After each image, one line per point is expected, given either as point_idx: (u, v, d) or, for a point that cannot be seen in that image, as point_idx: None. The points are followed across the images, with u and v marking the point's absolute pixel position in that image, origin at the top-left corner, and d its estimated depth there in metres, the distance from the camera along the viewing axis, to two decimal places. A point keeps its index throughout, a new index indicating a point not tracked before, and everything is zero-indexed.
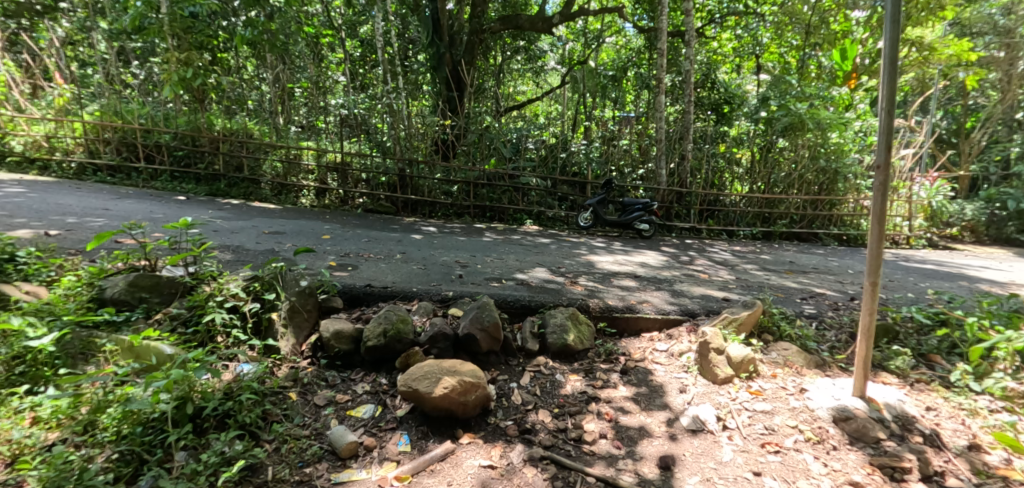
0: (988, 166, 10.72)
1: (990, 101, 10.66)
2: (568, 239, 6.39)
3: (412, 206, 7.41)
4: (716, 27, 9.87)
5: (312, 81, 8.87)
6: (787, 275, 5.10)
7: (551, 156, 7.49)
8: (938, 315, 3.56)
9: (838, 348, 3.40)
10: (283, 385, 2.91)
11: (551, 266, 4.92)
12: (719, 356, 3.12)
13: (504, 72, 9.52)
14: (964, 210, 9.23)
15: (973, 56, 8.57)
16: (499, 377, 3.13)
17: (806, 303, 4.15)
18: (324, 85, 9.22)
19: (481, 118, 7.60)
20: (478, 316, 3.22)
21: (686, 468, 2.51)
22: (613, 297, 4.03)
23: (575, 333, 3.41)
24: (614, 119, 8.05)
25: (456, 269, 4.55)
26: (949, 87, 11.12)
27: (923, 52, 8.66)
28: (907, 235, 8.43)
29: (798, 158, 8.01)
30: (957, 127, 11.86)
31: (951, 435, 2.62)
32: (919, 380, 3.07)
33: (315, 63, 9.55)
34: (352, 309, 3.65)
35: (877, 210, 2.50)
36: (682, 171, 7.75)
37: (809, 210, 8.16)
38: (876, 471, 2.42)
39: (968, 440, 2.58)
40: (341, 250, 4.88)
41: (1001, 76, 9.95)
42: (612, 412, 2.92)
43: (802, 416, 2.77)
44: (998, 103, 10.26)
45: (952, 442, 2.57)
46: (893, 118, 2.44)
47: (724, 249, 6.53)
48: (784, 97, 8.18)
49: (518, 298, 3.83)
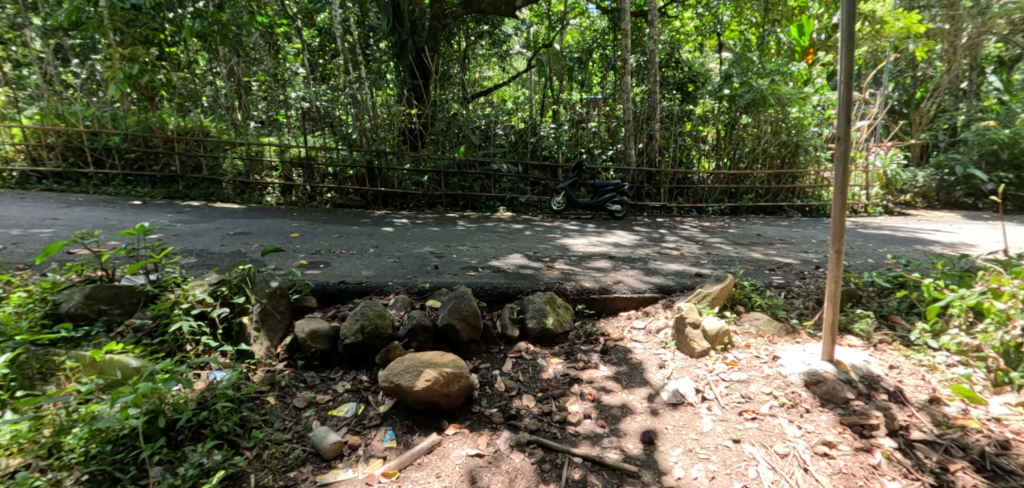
0: (937, 133, 11.21)
1: (938, 72, 11.02)
2: (541, 224, 6.40)
3: (382, 199, 7.29)
4: (679, 6, 9.93)
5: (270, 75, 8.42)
6: (756, 247, 5.29)
7: (521, 141, 7.51)
8: (896, 278, 3.80)
9: (806, 315, 3.57)
10: (260, 389, 2.87)
11: (527, 251, 4.94)
12: (696, 330, 3.22)
13: (470, 58, 9.39)
14: (916, 177, 9.73)
15: (923, 28, 8.90)
16: (481, 365, 3.16)
17: (775, 274, 4.32)
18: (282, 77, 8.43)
19: (448, 105, 7.46)
20: (456, 306, 3.23)
21: (669, 441, 2.60)
22: (588, 279, 4.09)
23: (554, 316, 3.47)
24: (582, 100, 7.91)
25: (431, 260, 4.52)
26: (901, 60, 11.41)
27: (876, 25, 9.01)
28: (865, 203, 8.84)
29: (761, 133, 8.23)
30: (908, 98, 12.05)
31: (914, 391, 2.79)
32: (882, 341, 3.24)
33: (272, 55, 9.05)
34: (326, 307, 3.60)
35: (839, 180, 2.62)
36: (650, 150, 7.88)
37: (773, 184, 8.43)
38: (846, 430, 2.55)
39: (929, 394, 2.76)
40: (311, 247, 4.78)
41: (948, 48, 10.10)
42: (594, 392, 2.98)
43: (776, 383, 2.90)
44: (947, 73, 10.44)
45: (915, 397, 2.74)
46: (851, 91, 2.56)
47: (693, 225, 6.68)
48: (746, 74, 8.35)
49: (496, 286, 3.85)
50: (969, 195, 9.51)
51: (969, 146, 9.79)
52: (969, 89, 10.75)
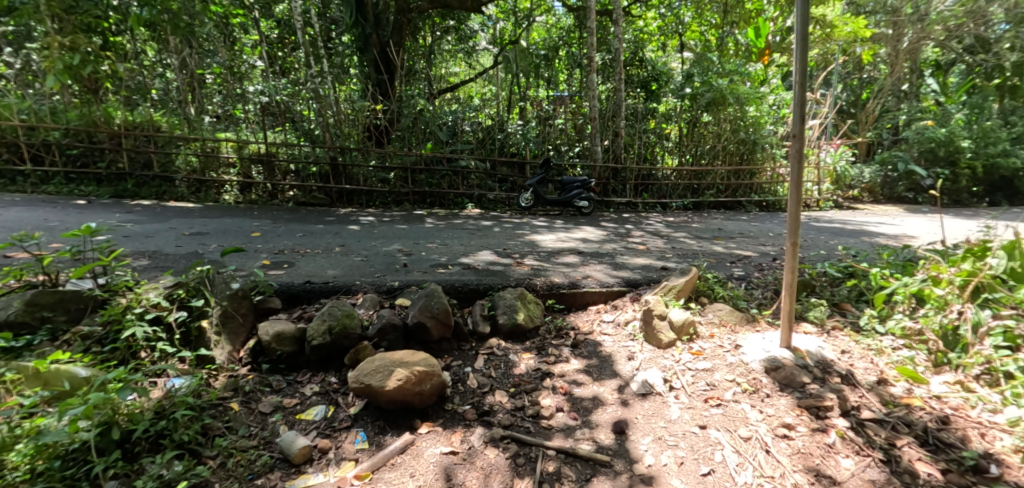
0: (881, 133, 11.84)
1: (882, 74, 11.70)
2: (510, 220, 6.42)
3: (347, 197, 7.13)
4: (642, 6, 10.11)
5: (225, 66, 7.72)
6: (717, 241, 5.50)
7: (488, 137, 7.54)
8: (846, 268, 4.04)
9: (765, 304, 3.74)
10: (223, 395, 2.77)
11: (496, 248, 4.95)
12: (662, 322, 3.33)
13: (435, 54, 9.26)
14: (863, 173, 10.34)
15: (868, 33, 9.42)
16: (452, 363, 3.15)
17: (736, 266, 4.50)
18: (240, 70, 7.78)
19: (414, 101, 7.36)
20: (427, 304, 3.20)
21: (639, 430, 2.67)
22: (558, 274, 4.14)
23: (525, 311, 3.50)
24: (549, 98, 8.03)
25: (400, 258, 4.46)
26: (848, 62, 12.05)
27: (826, 29, 9.52)
28: (817, 198, 9.32)
29: (721, 131, 8.55)
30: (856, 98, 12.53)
31: (864, 373, 2.97)
32: (834, 327, 3.43)
33: (228, 46, 8.27)
34: (291, 308, 3.50)
35: (794, 175, 2.75)
36: (616, 147, 8.03)
37: (732, 180, 8.75)
38: (803, 413, 2.69)
39: (877, 375, 2.94)
40: (274, 247, 4.62)
41: (890, 52, 10.86)
42: (565, 385, 3.03)
43: (738, 370, 3.02)
44: (890, 76, 11.19)
45: (865, 379, 2.92)
46: (805, 91, 2.69)
47: (658, 220, 6.86)
48: (707, 74, 8.66)
49: (466, 283, 3.84)
50: (909, 189, 10.22)
51: (909, 144, 10.46)
52: (909, 91, 11.48)
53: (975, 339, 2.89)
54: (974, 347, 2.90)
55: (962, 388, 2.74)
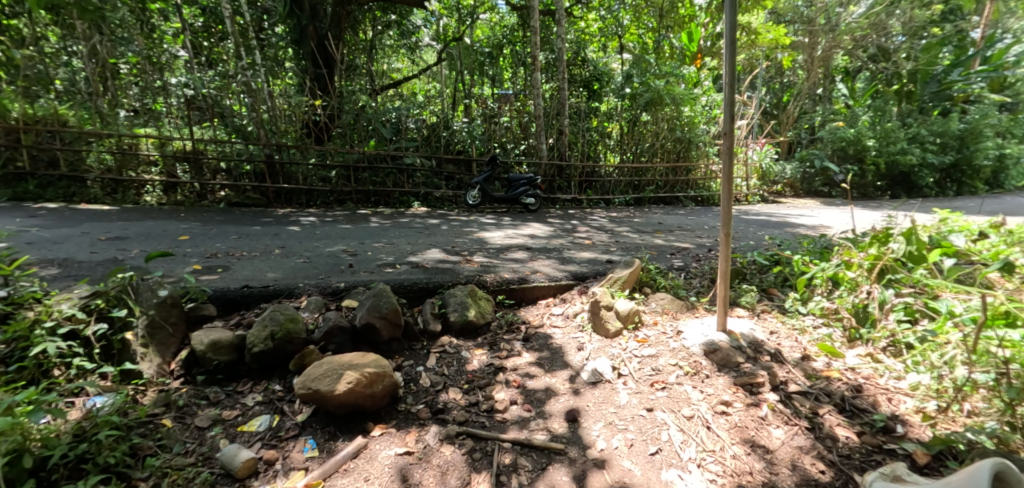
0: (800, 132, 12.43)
1: (799, 79, 12.70)
2: (457, 218, 6.37)
3: (285, 197, 6.80)
4: (584, 8, 10.28)
5: (145, 57, 6.84)
6: (657, 234, 5.77)
7: (434, 134, 7.50)
8: (773, 256, 4.38)
9: (702, 292, 3.97)
10: (153, 412, 2.56)
11: (444, 246, 4.90)
12: (609, 312, 3.31)
13: (378, 49, 9.00)
14: (785, 170, 11.21)
15: (788, 41, 10.23)
16: (404, 363, 3.07)
17: (675, 257, 4.76)
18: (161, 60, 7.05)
19: (355, 97, 7.16)
20: (375, 304, 3.12)
21: (590, 417, 2.61)
22: (507, 270, 4.15)
23: (476, 308, 3.46)
24: (493, 97, 8.19)
25: (344, 259, 4.30)
26: (770, 67, 12.95)
27: (750, 36, 10.25)
28: (745, 193, 10.00)
29: (659, 130, 9.00)
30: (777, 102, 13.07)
31: (789, 351, 3.12)
32: (763, 310, 3.70)
33: (146, 35, 7.05)
34: (228, 315, 3.31)
35: (723, 169, 2.82)
36: (560, 145, 8.21)
37: (670, 177, 9.20)
38: (739, 390, 2.68)
39: (801, 352, 3.10)
40: (205, 250, 4.33)
41: (806, 59, 11.87)
42: (518, 378, 2.98)
43: (680, 355, 2.97)
44: (806, 81, 12.19)
45: (790, 357, 3.04)
46: (732, 92, 2.83)
47: (602, 216, 7.08)
48: (645, 75, 9.04)
49: (415, 282, 3.77)
50: (824, 184, 11.25)
51: (824, 143, 11.42)
52: (824, 95, 12.52)
53: (881, 314, 3.15)
54: (881, 322, 3.17)
55: (871, 359, 2.99)
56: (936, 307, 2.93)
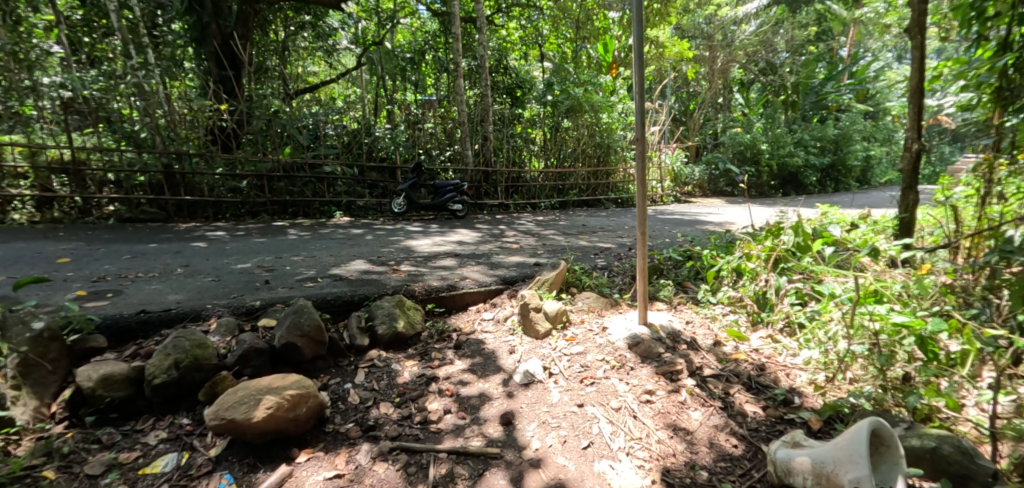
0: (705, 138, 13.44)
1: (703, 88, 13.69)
2: (382, 227, 6.23)
3: (188, 210, 6.31)
4: (504, 16, 10.54)
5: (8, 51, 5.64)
6: (582, 236, 5.99)
7: (355, 142, 7.33)
8: (685, 252, 4.70)
9: (625, 289, 4.16)
10: (31, 463, 2.22)
11: (369, 256, 4.76)
12: (538, 313, 3.37)
13: (290, 51, 8.53)
14: (694, 172, 12.04)
15: (690, 54, 10.99)
16: (330, 381, 2.90)
17: (599, 257, 4.96)
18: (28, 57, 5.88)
19: (267, 101, 6.83)
20: (296, 322, 2.93)
21: (524, 418, 2.64)
22: (436, 277, 4.06)
23: (405, 319, 3.33)
24: (418, 102, 8.11)
25: (260, 275, 4.02)
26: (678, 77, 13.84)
27: (659, 49, 10.91)
28: (661, 194, 10.63)
29: (580, 135, 9.33)
30: (685, 108, 14.13)
31: (703, 338, 3.34)
32: (680, 301, 3.95)
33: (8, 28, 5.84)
34: (122, 346, 2.97)
35: (640, 176, 2.90)
36: (486, 151, 8.28)
37: (592, 180, 9.59)
38: (660, 378, 2.85)
39: (712, 339, 3.33)
40: (91, 274, 3.89)
41: (708, 71, 12.77)
42: (452, 387, 2.92)
43: (606, 349, 3.09)
44: (708, 92, 13.15)
45: (704, 343, 3.26)
46: (644, 102, 2.93)
47: (529, 220, 7.22)
48: (565, 82, 9.36)
49: (339, 295, 3.54)
50: (728, 184, 12.25)
51: (726, 147, 12.40)
52: (724, 104, 13.44)
53: (777, 299, 3.45)
54: (778, 306, 3.48)
55: (771, 340, 3.28)
56: (820, 290, 3.23)
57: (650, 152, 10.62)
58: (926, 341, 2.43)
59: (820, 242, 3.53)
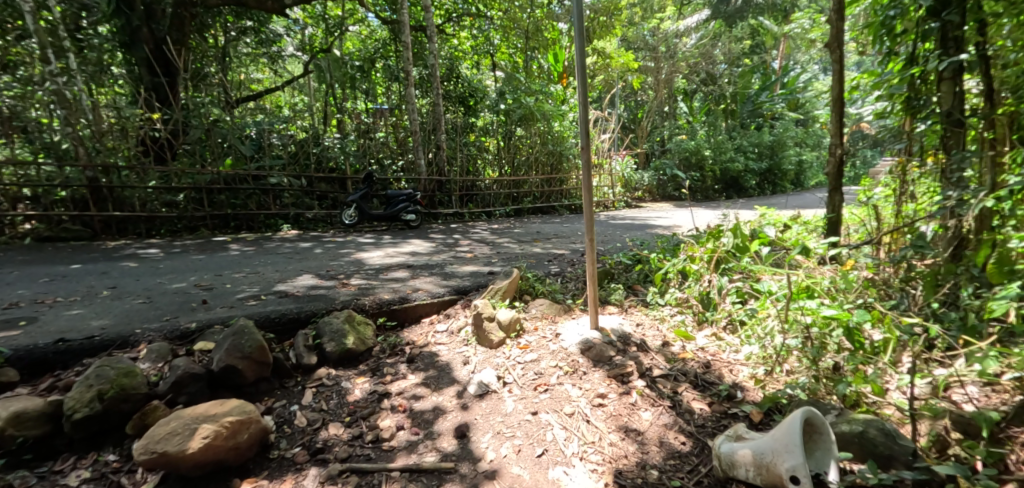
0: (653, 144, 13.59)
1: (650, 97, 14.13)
2: (332, 240, 6.06)
3: (116, 227, 5.94)
4: (455, 25, 10.38)
5: None
6: (536, 243, 6.03)
7: (302, 152, 7.08)
8: (635, 256, 4.81)
9: (578, 294, 4.20)
10: None
11: (318, 270, 4.60)
12: (491, 323, 3.34)
13: (231, 56, 8.02)
14: (644, 178, 12.38)
15: (636, 65, 11.28)
16: (274, 404, 2.77)
17: (553, 264, 5.00)
18: None
19: (205, 110, 6.56)
20: (236, 344, 2.78)
21: (479, 429, 2.60)
22: (387, 290, 3.97)
23: (355, 335, 3.23)
24: (368, 110, 7.91)
25: (197, 294, 3.80)
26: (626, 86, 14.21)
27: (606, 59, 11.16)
28: (613, 200, 10.86)
29: (533, 143, 9.43)
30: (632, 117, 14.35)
31: (653, 339, 3.41)
32: (631, 304, 4.02)
33: None
34: (37, 379, 2.72)
35: (586, 184, 2.91)
36: (439, 160, 8.22)
37: (546, 187, 9.69)
38: (612, 381, 2.88)
39: (661, 339, 3.40)
40: (3, 301, 3.57)
41: (655, 81, 13.17)
42: (405, 402, 2.85)
43: (560, 355, 3.10)
44: (655, 100, 13.58)
45: (654, 344, 3.32)
46: (588, 111, 2.88)
47: (483, 228, 7.21)
48: (517, 92, 9.42)
49: (284, 313, 3.39)
50: (676, 189, 12.69)
51: (673, 154, 12.82)
52: (670, 113, 13.76)
53: (721, 298, 3.58)
54: (721, 305, 3.61)
55: (716, 338, 3.38)
56: (759, 288, 3.36)
57: (602, 160, 10.85)
58: (853, 331, 2.56)
59: (758, 243, 3.70)
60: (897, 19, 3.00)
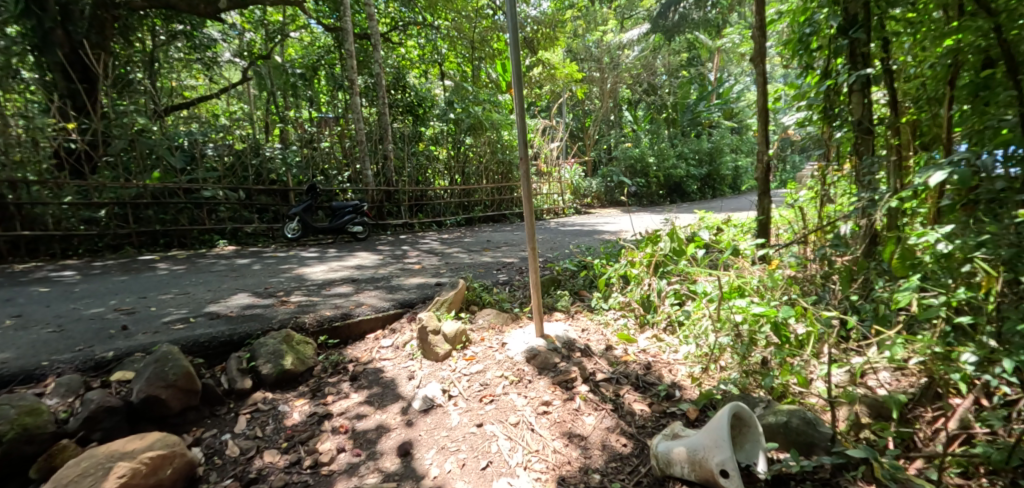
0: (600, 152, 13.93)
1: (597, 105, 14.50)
2: (273, 255, 5.82)
3: (25, 247, 5.42)
4: (401, 34, 10.56)
5: None
6: (485, 252, 6.02)
7: (239, 163, 6.83)
8: (581, 263, 4.90)
9: (525, 302, 4.22)
10: None
11: (255, 288, 4.40)
12: (437, 336, 3.30)
13: (161, 62, 7.69)
14: (592, 185, 12.67)
15: (579, 76, 11.53)
16: (204, 435, 2.61)
17: (501, 273, 5.01)
18: None
19: (130, 119, 6.15)
20: (158, 372, 2.62)
21: (423, 445, 2.55)
22: (329, 306, 3.84)
23: (293, 355, 3.11)
24: (312, 120, 7.79)
25: (117, 319, 3.54)
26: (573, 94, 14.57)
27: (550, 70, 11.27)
28: (563, 207, 11.03)
29: (483, 152, 9.46)
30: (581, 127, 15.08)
31: (596, 343, 3.46)
32: (577, 310, 4.08)
33: None
34: None
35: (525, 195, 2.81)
36: (387, 170, 8.10)
37: (496, 196, 9.73)
38: (557, 388, 2.89)
39: (605, 343, 3.47)
40: None
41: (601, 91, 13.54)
42: (347, 422, 2.75)
43: (506, 365, 3.10)
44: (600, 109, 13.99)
45: (597, 349, 3.37)
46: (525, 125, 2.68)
47: (433, 238, 7.14)
48: (465, 101, 9.42)
49: (214, 336, 3.20)
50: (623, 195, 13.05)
51: (619, 161, 13.19)
52: (615, 121, 14.14)
53: (660, 301, 3.69)
54: (660, 307, 3.73)
55: (656, 339, 3.47)
56: (694, 289, 3.49)
57: (551, 168, 11.03)
58: (779, 326, 2.69)
59: (693, 246, 3.86)
60: (813, 36, 3.22)
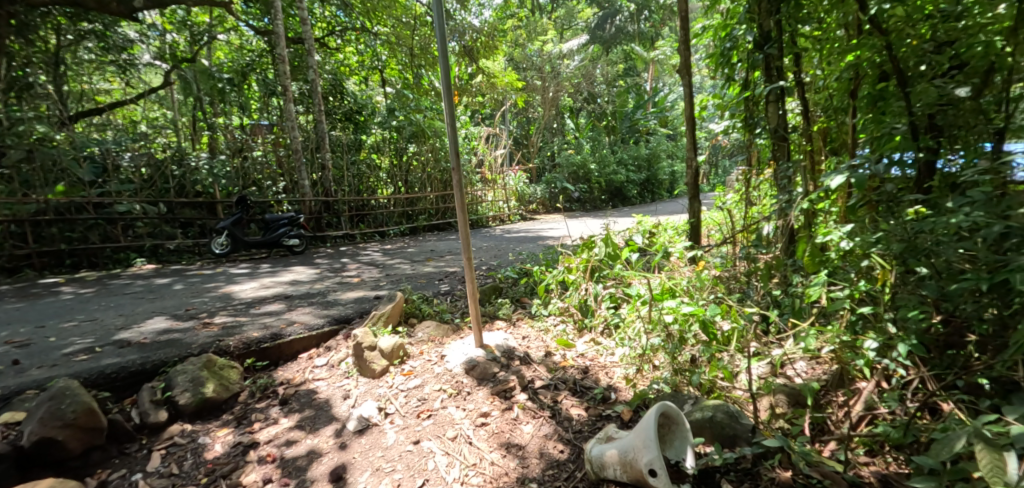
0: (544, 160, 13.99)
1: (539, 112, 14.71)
2: (199, 273, 5.47)
3: None
4: (339, 39, 10.34)
5: None
6: (428, 262, 5.93)
7: (159, 175, 6.36)
8: (522, 270, 4.92)
9: (466, 312, 4.18)
10: None
11: (175, 310, 4.11)
12: (373, 352, 3.19)
13: (70, 65, 7.11)
14: (537, 192, 12.78)
15: (519, 85, 11.67)
16: (110, 477, 2.40)
17: (443, 283, 4.94)
18: None
19: (29, 126, 5.59)
20: (54, 409, 2.38)
21: (357, 468, 2.45)
22: (258, 326, 3.65)
23: (216, 381, 2.92)
24: (242, 127, 7.41)
25: (8, 353, 3.19)
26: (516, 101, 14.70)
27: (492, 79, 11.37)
28: (508, 214, 11.06)
29: (425, 160, 9.34)
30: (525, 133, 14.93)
31: (535, 350, 3.48)
32: (518, 318, 4.09)
33: None
34: None
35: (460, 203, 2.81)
36: (326, 180, 7.83)
37: (441, 204, 9.62)
38: (496, 398, 2.87)
39: (545, 350, 3.49)
40: None
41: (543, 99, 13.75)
42: (275, 450, 2.61)
43: (444, 378, 3.04)
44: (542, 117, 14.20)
45: (536, 356, 3.38)
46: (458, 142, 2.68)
47: (374, 250, 6.96)
48: (406, 109, 9.28)
49: (123, 366, 2.95)
50: (567, 201, 13.27)
51: (561, 168, 13.41)
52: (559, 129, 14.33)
53: (597, 305, 3.76)
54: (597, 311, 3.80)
55: (594, 342, 3.53)
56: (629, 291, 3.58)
57: (496, 175, 11.05)
58: (708, 324, 2.80)
59: (626, 251, 3.97)
60: (733, 50, 3.40)
